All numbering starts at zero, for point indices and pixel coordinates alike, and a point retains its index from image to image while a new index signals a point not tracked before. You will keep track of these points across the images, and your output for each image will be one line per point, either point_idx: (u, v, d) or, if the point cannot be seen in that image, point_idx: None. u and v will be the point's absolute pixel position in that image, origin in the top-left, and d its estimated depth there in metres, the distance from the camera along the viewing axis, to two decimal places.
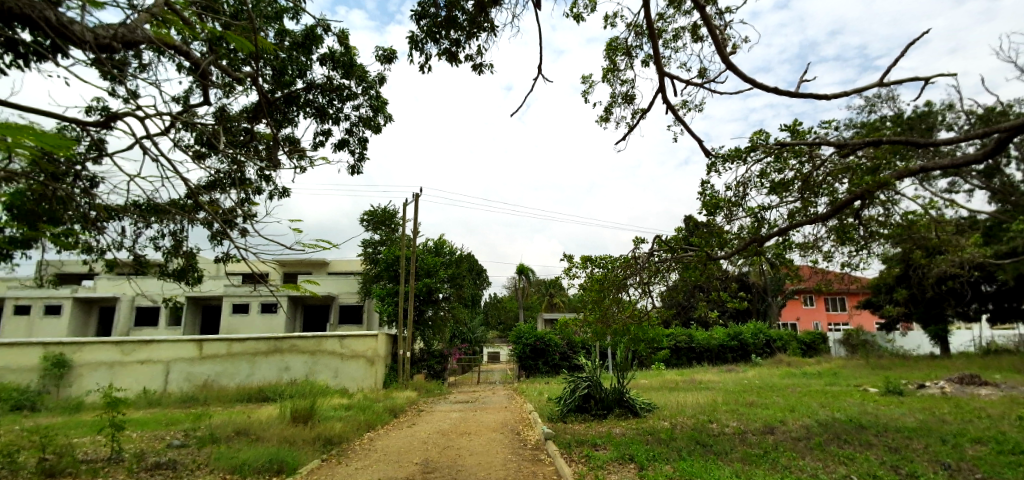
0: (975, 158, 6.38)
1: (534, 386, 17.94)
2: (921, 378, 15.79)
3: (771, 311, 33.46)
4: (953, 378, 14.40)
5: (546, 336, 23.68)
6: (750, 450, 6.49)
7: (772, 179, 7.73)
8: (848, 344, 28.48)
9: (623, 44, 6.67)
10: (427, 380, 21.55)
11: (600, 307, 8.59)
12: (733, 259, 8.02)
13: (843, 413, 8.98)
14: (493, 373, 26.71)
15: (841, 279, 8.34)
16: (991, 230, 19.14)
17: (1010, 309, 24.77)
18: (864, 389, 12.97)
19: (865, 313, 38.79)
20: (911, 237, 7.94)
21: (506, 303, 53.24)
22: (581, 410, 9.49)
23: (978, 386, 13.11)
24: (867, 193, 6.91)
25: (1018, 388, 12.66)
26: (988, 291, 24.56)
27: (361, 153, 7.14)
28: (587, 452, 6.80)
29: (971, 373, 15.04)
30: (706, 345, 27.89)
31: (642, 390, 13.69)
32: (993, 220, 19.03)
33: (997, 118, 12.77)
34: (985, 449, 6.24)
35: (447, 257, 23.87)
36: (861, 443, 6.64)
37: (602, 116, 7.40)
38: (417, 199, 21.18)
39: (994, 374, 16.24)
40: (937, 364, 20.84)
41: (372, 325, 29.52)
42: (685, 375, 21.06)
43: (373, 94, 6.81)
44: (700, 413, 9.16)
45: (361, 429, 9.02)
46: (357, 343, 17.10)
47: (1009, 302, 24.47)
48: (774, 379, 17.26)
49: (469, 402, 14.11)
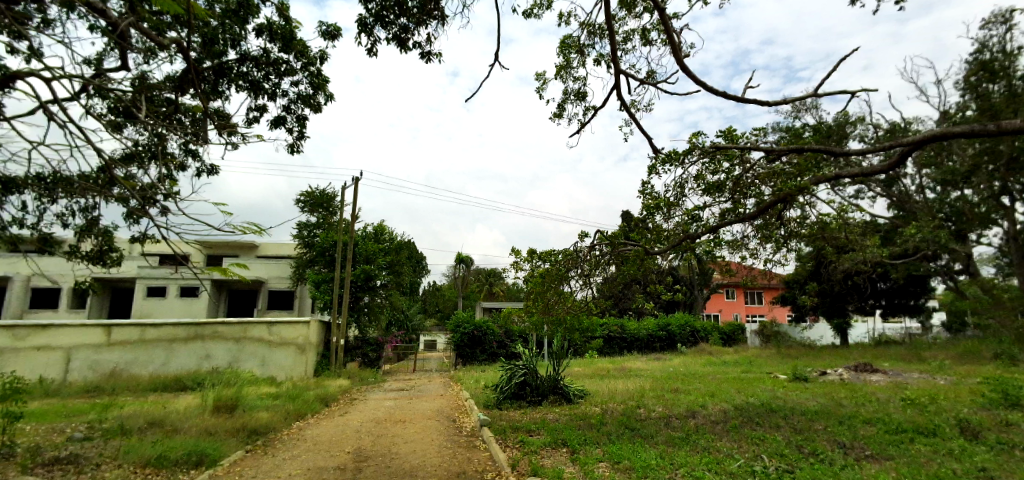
0: (880, 169, 6.88)
1: (473, 374, 18.05)
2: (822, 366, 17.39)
3: (697, 303, 35.44)
4: (850, 366, 15.93)
5: (484, 324, 23.79)
6: (674, 433, 6.92)
7: (707, 181, 8.10)
8: (763, 334, 30.73)
9: (577, 42, 6.89)
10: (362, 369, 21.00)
11: (541, 298, 8.57)
12: (667, 255, 8.35)
13: (756, 398, 9.67)
14: (430, 361, 26.46)
15: (763, 275, 8.83)
16: (888, 234, 21.26)
17: (900, 305, 27.67)
18: (774, 376, 14.04)
19: (778, 307, 42.13)
20: (825, 238, 8.54)
21: (445, 292, 53.61)
22: (517, 397, 9.57)
23: (870, 374, 14.60)
24: (788, 196, 7.41)
25: (903, 375, 14.19)
26: (883, 288, 27.30)
27: (299, 131, 7.00)
28: (521, 437, 6.97)
29: (865, 362, 16.74)
30: (636, 334, 29.25)
31: (575, 377, 14.08)
32: (890, 226, 21.13)
33: (896, 134, 14.07)
34: (873, 428, 6.97)
35: (385, 243, 23.29)
36: (771, 425, 7.23)
37: (555, 113, 7.51)
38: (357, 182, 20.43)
39: (883, 362, 18.16)
40: (837, 354, 23.04)
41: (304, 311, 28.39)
42: (617, 363, 21.92)
43: (313, 71, 6.57)
44: (629, 399, 9.55)
45: (289, 419, 8.67)
46: (286, 330, 16.45)
47: (899, 299, 27.39)
48: (696, 367, 18.33)
49: (403, 390, 13.91)
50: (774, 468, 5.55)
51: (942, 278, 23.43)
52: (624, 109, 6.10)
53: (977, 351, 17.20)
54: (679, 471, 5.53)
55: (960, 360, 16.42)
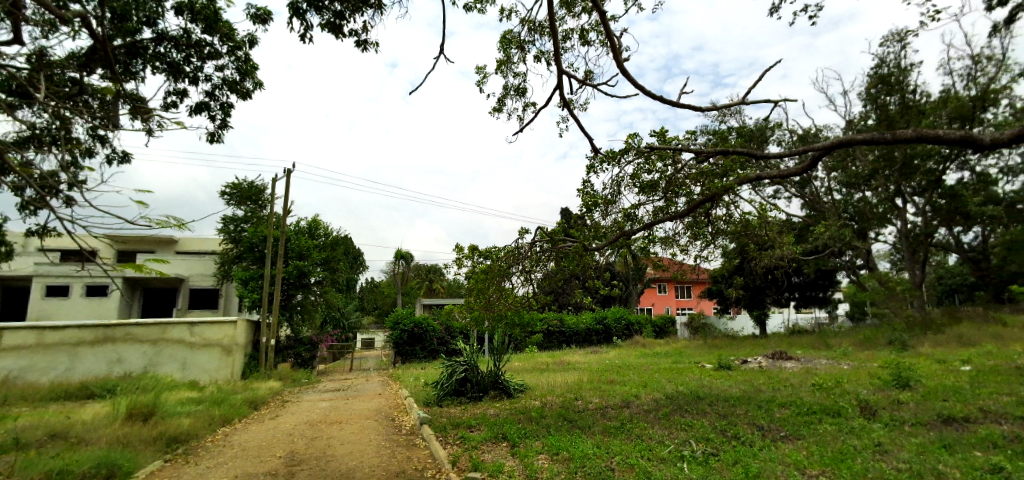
0: (795, 172, 7.44)
1: (412, 372, 17.82)
2: (744, 355, 18.63)
3: (632, 298, 36.84)
4: (768, 354, 17.18)
5: (424, 321, 23.53)
6: (610, 423, 7.18)
7: (641, 180, 8.42)
8: (692, 326, 32.50)
9: (517, 38, 6.94)
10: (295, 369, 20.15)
11: (483, 294, 8.57)
12: (604, 251, 8.60)
13: (685, 387, 10.21)
14: (368, 359, 25.79)
15: (692, 270, 9.31)
16: (802, 232, 23.07)
17: (812, 297, 30.18)
18: (701, 365, 14.88)
19: (706, 301, 44.76)
20: (748, 235, 9.13)
21: (383, 288, 52.63)
22: (457, 393, 9.54)
23: (784, 361, 15.82)
24: (715, 195, 7.85)
25: (812, 361, 15.49)
26: (797, 282, 29.65)
27: (224, 119, 6.61)
28: (462, 433, 6.95)
29: (781, 350, 18.11)
30: (574, 328, 30.06)
31: (515, 372, 14.24)
32: (803, 224, 22.96)
33: (809, 139, 15.23)
34: (788, 411, 7.57)
35: (320, 239, 22.44)
36: (698, 412, 7.66)
37: (495, 107, 7.55)
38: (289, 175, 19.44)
39: (797, 350, 19.74)
40: (757, 343, 24.80)
41: (230, 310, 26.79)
42: (556, 357, 22.42)
43: (240, 56, 6.19)
44: (568, 391, 9.78)
45: (213, 425, 8.15)
46: (210, 330, 15.50)
47: (811, 291, 29.87)
48: (630, 359, 19.09)
49: (340, 390, 13.49)
50: (701, 451, 5.89)
51: (847, 272, 25.76)
52: (565, 107, 6.39)
53: (874, 337, 19.11)
54: (614, 459, 5.74)
55: (861, 346, 18.17)
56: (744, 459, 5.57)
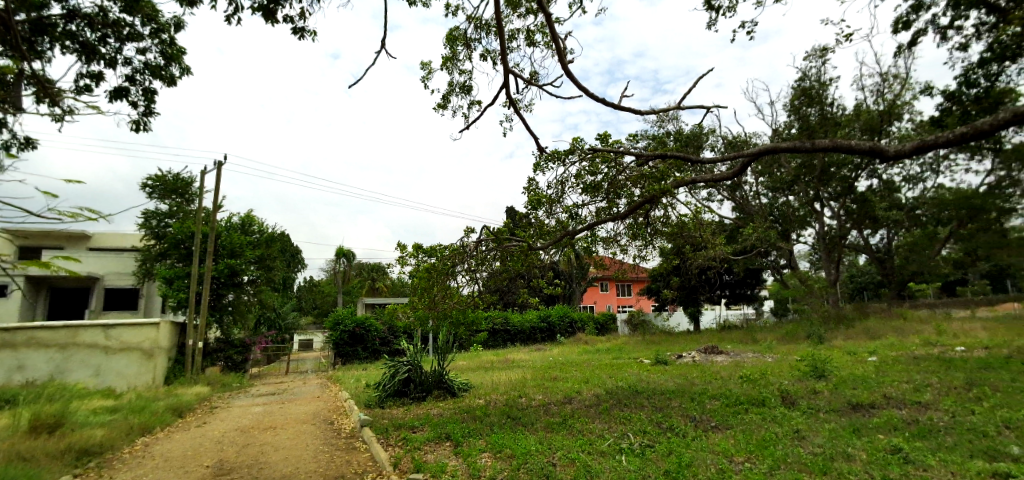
0: (726, 176, 7.86)
1: (352, 373, 17.38)
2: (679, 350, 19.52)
3: (576, 296, 37.68)
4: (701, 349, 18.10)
5: (366, 321, 23.00)
6: (552, 419, 7.30)
7: (585, 181, 8.60)
8: (632, 323, 33.70)
9: (464, 36, 6.89)
10: (225, 373, 19.13)
11: (427, 293, 8.46)
12: (549, 250, 8.73)
13: (624, 382, 10.57)
14: (306, 361, 24.88)
15: (632, 269, 9.62)
16: (733, 233, 24.46)
17: (742, 295, 32.11)
18: (639, 361, 15.45)
19: (645, 298, 46.62)
20: (684, 236, 9.57)
21: (323, 288, 50.98)
22: (400, 394, 9.39)
23: (715, 355, 16.72)
24: (654, 197, 8.15)
25: (740, 355, 16.49)
26: (729, 280, 31.45)
27: (147, 106, 6.16)
28: (404, 434, 6.84)
29: (713, 345, 19.12)
30: (519, 327, 30.39)
31: (459, 371, 14.22)
32: (734, 226, 24.34)
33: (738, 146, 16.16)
34: (719, 402, 8.01)
35: (255, 236, 21.41)
36: (636, 406, 7.95)
37: (440, 104, 7.46)
38: (220, 167, 18.39)
39: (727, 345, 20.93)
40: (691, 339, 26.08)
41: (153, 311, 25.01)
42: (500, 355, 22.57)
43: (165, 39, 5.79)
44: (512, 389, 9.86)
45: (131, 435, 7.56)
46: (129, 333, 14.47)
47: (740, 289, 31.78)
48: (572, 356, 19.51)
49: (275, 394, 12.91)
50: (638, 443, 6.11)
51: (773, 272, 27.59)
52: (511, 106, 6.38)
53: (796, 331, 20.58)
54: (556, 454, 5.84)
55: (784, 340, 19.52)
56: (677, 449, 5.82)
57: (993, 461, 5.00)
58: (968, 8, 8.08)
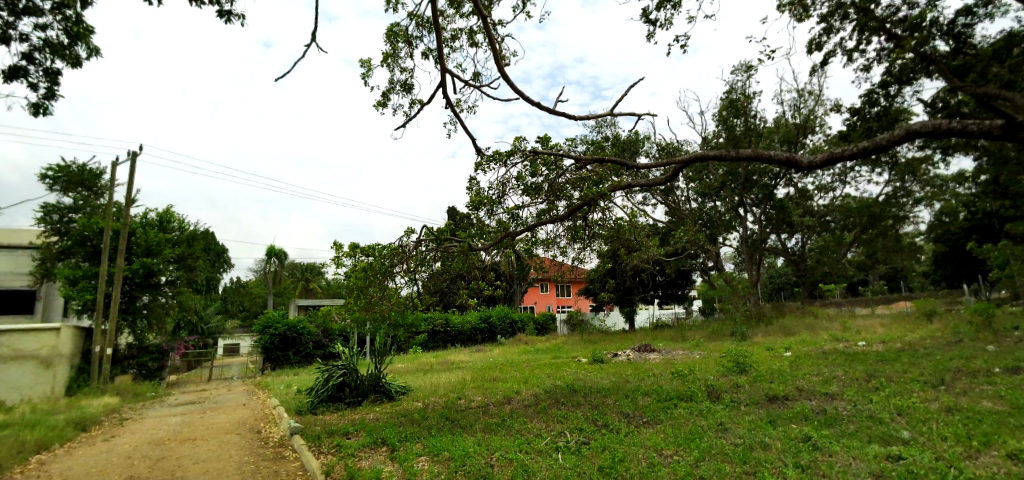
0: (659, 181, 8.21)
1: (281, 378, 16.65)
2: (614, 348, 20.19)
3: (516, 297, 38.09)
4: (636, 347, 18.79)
5: (299, 324, 22.08)
6: (491, 420, 7.33)
7: (526, 183, 8.70)
8: (570, 323, 34.50)
9: (405, 33, 6.77)
10: (138, 382, 17.75)
11: (364, 294, 8.23)
12: (490, 251, 8.73)
13: (562, 381, 10.79)
14: (232, 367, 23.50)
15: (571, 270, 9.83)
16: (666, 236, 25.62)
17: (673, 295, 33.73)
18: (577, 360, 15.84)
19: (583, 299, 47.92)
20: (620, 239, 9.90)
21: (252, 289, 48.49)
22: (334, 399, 9.08)
23: (648, 353, 17.44)
24: (592, 200, 8.38)
25: (670, 353, 17.30)
26: (661, 281, 32.97)
27: (49, 88, 5.61)
28: (337, 441, 6.62)
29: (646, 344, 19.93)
30: (459, 328, 30.30)
31: (397, 374, 13.98)
32: (667, 229, 25.50)
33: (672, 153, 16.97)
34: (651, 398, 8.37)
35: (174, 233, 20.03)
36: (573, 404, 8.12)
37: (380, 102, 7.30)
38: (135, 158, 17.09)
39: (660, 343, 21.89)
40: (626, 337, 27.05)
41: (53, 315, 22.72)
42: (440, 357, 22.39)
43: (70, 16, 5.29)
44: (451, 391, 9.79)
45: (23, 453, 6.82)
46: (23, 339, 12.93)
47: (672, 290, 33.39)
48: (511, 356, 19.68)
49: (196, 403, 12.09)
50: (574, 441, 6.24)
51: (702, 273, 29.17)
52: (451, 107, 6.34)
53: (722, 329, 21.85)
54: (493, 455, 5.86)
55: (711, 337, 20.67)
56: (611, 445, 6.01)
57: (887, 445, 5.53)
58: (871, 34, 8.89)
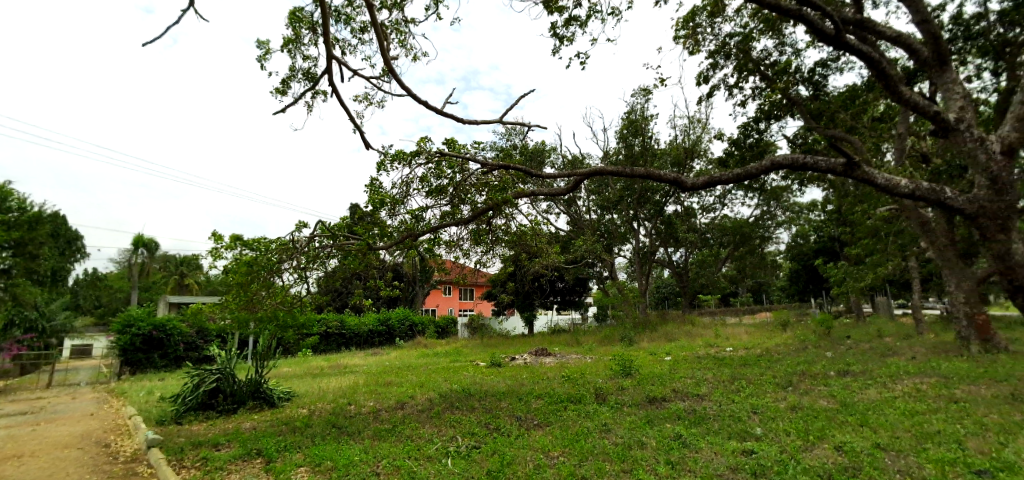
0: (561, 191, 8.55)
1: (141, 384, 14.90)
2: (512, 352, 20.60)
3: (419, 299, 37.49)
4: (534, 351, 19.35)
5: (168, 323, 19.88)
6: (381, 426, 7.12)
7: (430, 184, 8.61)
8: (471, 327, 34.63)
9: (309, 19, 6.43)
10: None
11: (246, 292, 7.61)
12: (390, 251, 8.52)
13: (458, 385, 10.79)
14: (81, 371, 20.50)
15: (472, 274, 9.88)
16: (568, 244, 26.70)
17: (571, 301, 35.23)
18: (474, 364, 15.94)
19: (485, 303, 48.44)
20: (522, 245, 10.16)
21: (112, 281, 42.76)
22: (204, 407, 8.30)
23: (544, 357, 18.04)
24: (495, 206, 8.52)
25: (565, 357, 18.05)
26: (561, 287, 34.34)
27: None
28: (204, 453, 6.04)
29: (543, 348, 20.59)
30: (356, 330, 29.15)
31: (280, 379, 13.13)
32: (569, 238, 26.60)
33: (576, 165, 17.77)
34: (543, 400, 8.66)
35: (12, 214, 17.14)
36: (467, 408, 8.14)
37: (279, 88, 6.85)
38: None
39: (557, 347, 22.73)
40: (525, 341, 27.74)
41: None
42: (333, 360, 21.39)
43: None
44: (341, 396, 9.37)
45: None
46: None
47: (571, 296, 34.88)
48: (408, 359, 19.32)
49: (27, 414, 10.37)
50: (464, 446, 6.26)
51: (599, 281, 30.81)
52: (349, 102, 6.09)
53: (613, 335, 23.21)
54: (379, 462, 5.69)
55: (603, 342, 21.86)
56: (500, 449, 6.10)
57: (742, 440, 6.21)
58: (747, 74, 10.06)
